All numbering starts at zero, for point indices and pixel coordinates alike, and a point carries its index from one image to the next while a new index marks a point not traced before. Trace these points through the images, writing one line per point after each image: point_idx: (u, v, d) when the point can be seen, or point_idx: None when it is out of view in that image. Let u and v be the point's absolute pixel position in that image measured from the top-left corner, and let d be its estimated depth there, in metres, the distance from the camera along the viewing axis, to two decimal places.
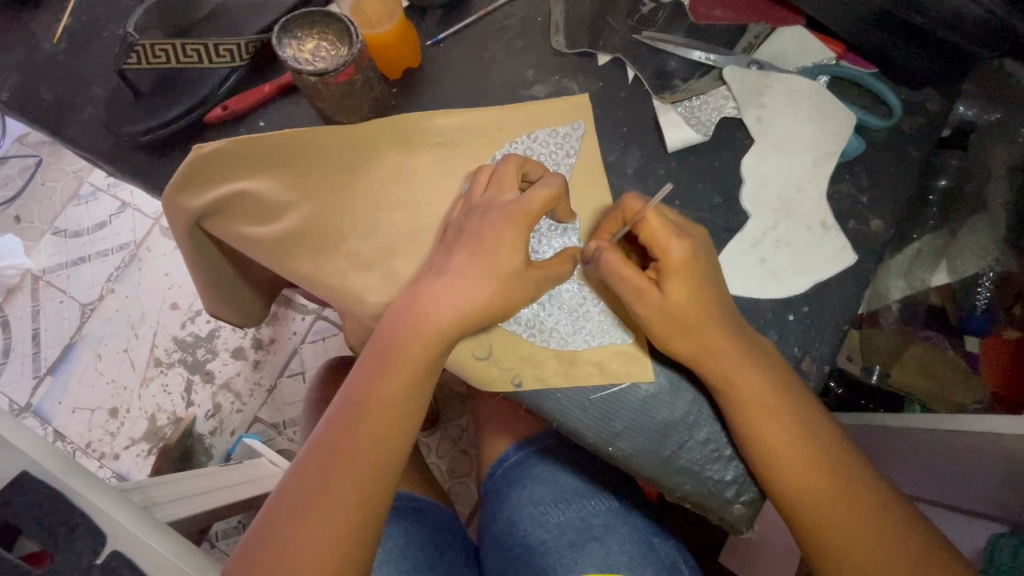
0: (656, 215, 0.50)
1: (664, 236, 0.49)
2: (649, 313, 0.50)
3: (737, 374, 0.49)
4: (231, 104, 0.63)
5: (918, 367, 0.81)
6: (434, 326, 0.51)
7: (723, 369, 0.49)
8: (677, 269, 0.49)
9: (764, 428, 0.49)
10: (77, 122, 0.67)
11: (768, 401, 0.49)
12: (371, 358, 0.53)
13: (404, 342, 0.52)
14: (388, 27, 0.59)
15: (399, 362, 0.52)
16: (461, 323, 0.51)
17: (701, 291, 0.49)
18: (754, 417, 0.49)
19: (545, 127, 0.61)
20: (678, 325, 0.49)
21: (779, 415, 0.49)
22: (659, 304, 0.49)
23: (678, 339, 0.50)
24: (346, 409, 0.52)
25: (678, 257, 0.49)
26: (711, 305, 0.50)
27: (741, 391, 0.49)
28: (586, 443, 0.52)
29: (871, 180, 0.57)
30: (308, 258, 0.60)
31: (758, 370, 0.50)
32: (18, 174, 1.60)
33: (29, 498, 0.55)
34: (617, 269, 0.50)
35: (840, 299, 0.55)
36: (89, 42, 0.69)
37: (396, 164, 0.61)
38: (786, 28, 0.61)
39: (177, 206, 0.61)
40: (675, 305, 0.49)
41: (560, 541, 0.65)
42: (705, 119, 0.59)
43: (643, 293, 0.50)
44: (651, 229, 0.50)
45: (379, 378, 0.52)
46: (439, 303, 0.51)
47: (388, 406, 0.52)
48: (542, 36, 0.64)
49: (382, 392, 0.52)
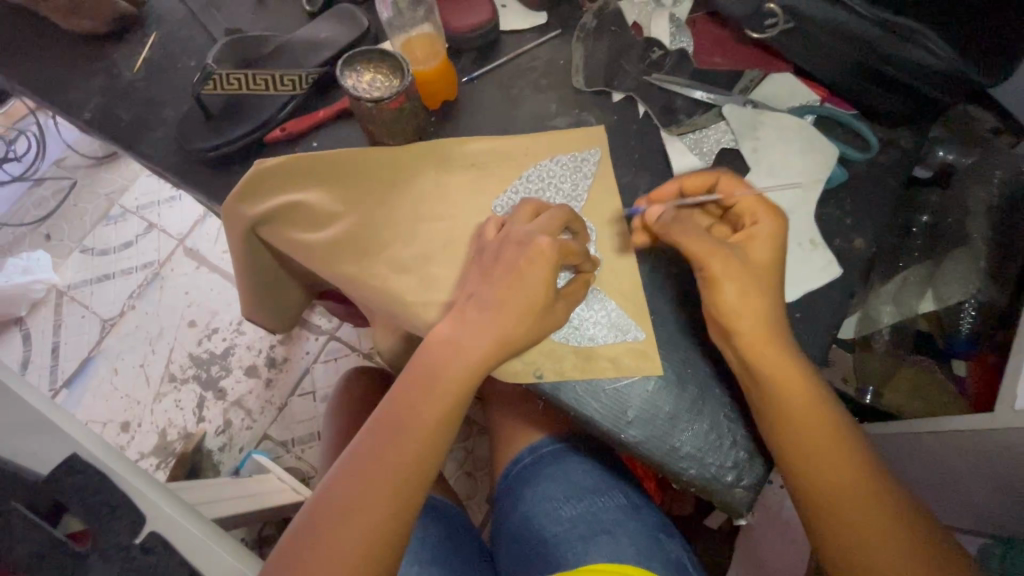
0: (756, 194, 0.58)
1: (758, 210, 0.57)
2: (731, 264, 0.55)
3: (778, 371, 0.54)
4: (289, 126, 0.72)
5: (910, 389, 0.89)
6: (472, 353, 0.57)
7: (757, 362, 0.54)
8: (766, 238, 0.56)
9: (796, 432, 0.54)
10: (151, 139, 0.76)
11: (796, 399, 0.54)
12: (416, 374, 0.59)
13: (446, 363, 0.58)
14: (434, 64, 0.68)
15: (434, 386, 0.58)
16: (494, 352, 0.57)
17: (773, 270, 0.56)
18: (787, 413, 0.54)
19: (566, 153, 0.69)
20: (751, 284, 0.55)
21: (806, 410, 0.54)
22: (739, 260, 0.55)
23: (740, 304, 0.55)
24: (390, 416, 0.59)
25: (768, 230, 0.56)
26: (775, 280, 0.56)
27: (772, 385, 0.54)
28: (601, 430, 0.58)
29: (854, 204, 0.65)
30: (351, 262, 0.67)
31: (794, 370, 0.54)
32: (52, 195, 1.70)
33: (76, 479, 0.59)
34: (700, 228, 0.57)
35: (828, 308, 0.61)
36: (163, 72, 0.79)
37: (433, 181, 0.69)
38: (776, 74, 0.70)
39: (238, 215, 0.69)
40: (753, 267, 0.56)
41: (571, 534, 0.69)
42: (709, 148, 0.68)
43: (727, 251, 0.56)
44: (750, 203, 0.58)
45: (423, 394, 0.59)
46: (480, 334, 0.57)
47: (428, 417, 0.58)
48: (564, 76, 0.73)
49: (425, 406, 0.58)
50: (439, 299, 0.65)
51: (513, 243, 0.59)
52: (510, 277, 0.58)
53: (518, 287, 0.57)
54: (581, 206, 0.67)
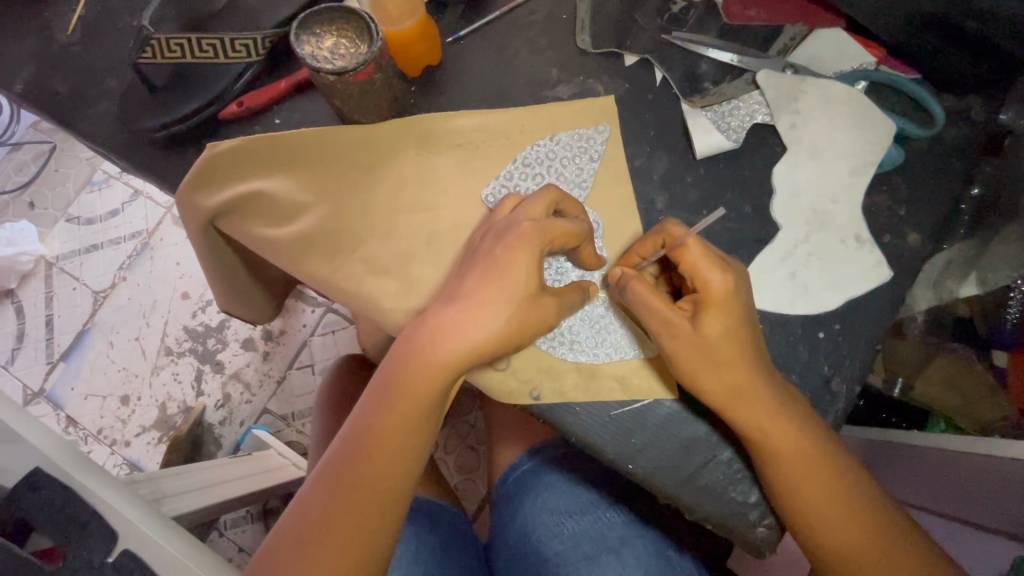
0: (698, 245, 0.46)
1: (702, 266, 0.46)
2: (682, 350, 0.47)
3: (770, 428, 0.46)
4: (247, 100, 0.62)
5: (943, 382, 0.79)
6: (441, 360, 0.47)
7: (749, 417, 0.46)
8: (717, 304, 0.45)
9: (804, 505, 0.46)
10: (92, 116, 0.66)
11: (793, 452, 0.46)
12: (380, 387, 0.49)
13: (413, 373, 0.48)
14: (409, 25, 0.56)
15: (408, 396, 0.48)
16: (470, 361, 0.47)
17: (738, 329, 0.46)
18: (798, 486, 0.46)
19: (568, 130, 0.59)
20: (711, 363, 0.46)
21: (816, 472, 0.46)
22: (691, 342, 0.46)
23: (705, 377, 0.46)
24: (355, 436, 0.49)
25: (719, 290, 0.45)
26: (740, 347, 0.46)
27: (768, 443, 0.46)
28: (605, 459, 0.51)
29: (909, 192, 0.55)
30: (324, 262, 0.59)
31: (789, 426, 0.46)
32: (31, 160, 1.58)
33: (40, 495, 0.53)
34: (644, 293, 0.47)
35: (873, 317, 0.53)
36: (101, 34, 0.68)
37: (415, 165, 0.60)
38: (824, 30, 0.58)
39: (191, 204, 0.60)
40: (709, 344, 0.46)
41: (574, 553, 0.64)
42: (736, 124, 0.57)
43: (676, 325, 0.46)
44: (690, 260, 0.46)
45: (388, 412, 0.49)
46: (452, 339, 0.47)
47: (399, 435, 0.49)
48: (566, 34, 0.62)
49: (392, 423, 0.49)
50: (424, 304, 0.58)
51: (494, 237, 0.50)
52: (482, 279, 0.48)
53: (493, 285, 0.47)
54: (587, 195, 0.57)
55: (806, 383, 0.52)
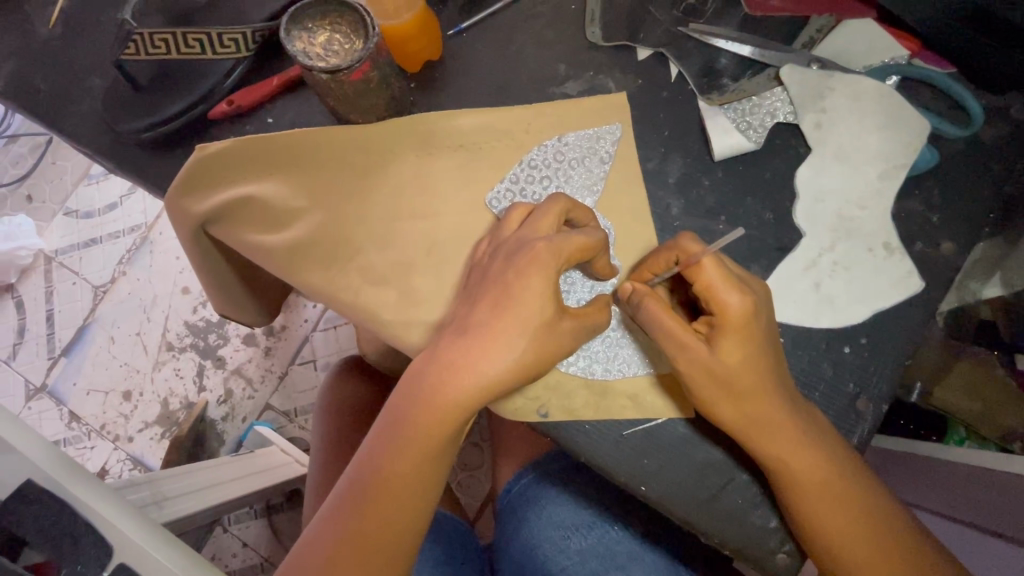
0: (715, 262, 0.43)
1: (719, 286, 0.42)
2: (695, 373, 0.44)
3: (789, 454, 0.44)
4: (237, 98, 0.58)
5: (962, 387, 0.74)
6: (452, 399, 0.45)
7: (773, 448, 0.44)
8: (733, 328, 0.42)
9: (825, 534, 0.44)
10: (76, 114, 0.62)
11: (815, 479, 0.44)
12: (388, 427, 0.47)
13: (422, 416, 0.46)
14: (408, 18, 0.53)
15: (418, 435, 0.46)
16: (479, 399, 0.45)
17: (757, 354, 0.43)
18: (820, 514, 0.44)
19: (578, 130, 0.55)
20: (728, 390, 0.44)
21: (838, 504, 0.44)
22: (707, 366, 0.43)
23: (724, 405, 0.44)
24: (361, 474, 0.48)
25: (736, 313, 0.42)
26: (760, 374, 0.43)
27: (789, 469, 0.44)
28: (616, 480, 0.49)
29: (943, 197, 0.51)
30: (320, 271, 0.56)
31: (816, 456, 0.44)
32: (28, 152, 1.53)
33: (34, 508, 0.52)
34: (655, 310, 0.44)
35: (903, 331, 0.49)
36: (84, 26, 0.64)
37: (415, 169, 0.56)
38: (854, 21, 0.53)
39: (181, 211, 0.57)
40: (726, 370, 0.43)
41: (581, 568, 0.62)
42: (757, 125, 0.53)
43: (690, 348, 0.43)
44: (704, 278, 0.43)
45: (397, 454, 0.47)
46: (458, 374, 0.44)
47: (407, 477, 0.47)
48: (576, 26, 0.58)
49: (399, 466, 0.47)
50: (426, 315, 0.55)
51: (504, 259, 0.47)
52: (491, 298, 0.46)
53: (510, 308, 0.45)
54: (597, 200, 0.54)
55: (830, 401, 0.49)
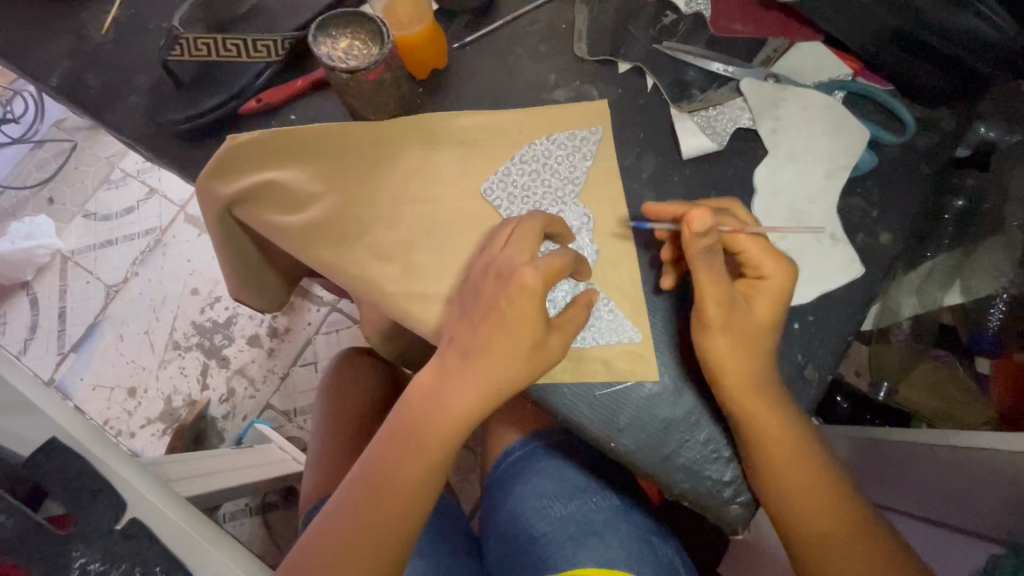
0: (764, 236, 0.50)
1: (767, 257, 0.50)
2: (727, 327, 0.49)
3: (743, 404, 0.50)
4: (265, 96, 0.66)
5: (928, 385, 0.78)
6: (460, 402, 0.51)
7: (733, 397, 0.50)
8: (770, 293, 0.50)
9: (770, 472, 0.51)
10: (121, 109, 0.70)
11: (766, 425, 0.50)
12: (403, 424, 0.54)
13: (435, 416, 0.52)
14: (418, 30, 0.61)
15: (429, 433, 0.52)
16: (486, 402, 0.51)
17: (780, 314, 0.50)
18: (768, 457, 0.50)
19: (564, 131, 0.63)
20: (747, 341, 0.50)
21: (781, 453, 0.50)
22: (742, 319, 0.49)
23: (735, 357, 0.50)
24: (375, 465, 0.54)
25: (779, 282, 0.50)
26: (764, 340, 0.51)
27: (740, 418, 0.50)
28: (590, 436, 0.54)
29: (882, 195, 0.58)
30: (332, 248, 0.62)
31: (767, 408, 0.50)
32: (53, 157, 1.62)
33: (57, 461, 0.50)
34: (715, 265, 0.48)
35: (846, 310, 0.56)
36: (133, 34, 0.73)
37: (420, 161, 0.64)
38: (804, 43, 0.62)
39: (211, 192, 0.64)
40: (754, 325, 0.50)
41: (560, 534, 0.66)
42: (721, 128, 0.61)
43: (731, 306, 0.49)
44: (756, 249, 0.50)
45: (409, 451, 0.53)
46: (469, 373, 0.51)
47: (416, 472, 0.53)
48: (566, 42, 0.66)
49: (411, 462, 0.53)
50: (425, 288, 0.61)
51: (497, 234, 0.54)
52: (489, 268, 0.53)
53: (502, 273, 0.51)
54: (578, 191, 0.61)
55: (780, 369, 0.55)
